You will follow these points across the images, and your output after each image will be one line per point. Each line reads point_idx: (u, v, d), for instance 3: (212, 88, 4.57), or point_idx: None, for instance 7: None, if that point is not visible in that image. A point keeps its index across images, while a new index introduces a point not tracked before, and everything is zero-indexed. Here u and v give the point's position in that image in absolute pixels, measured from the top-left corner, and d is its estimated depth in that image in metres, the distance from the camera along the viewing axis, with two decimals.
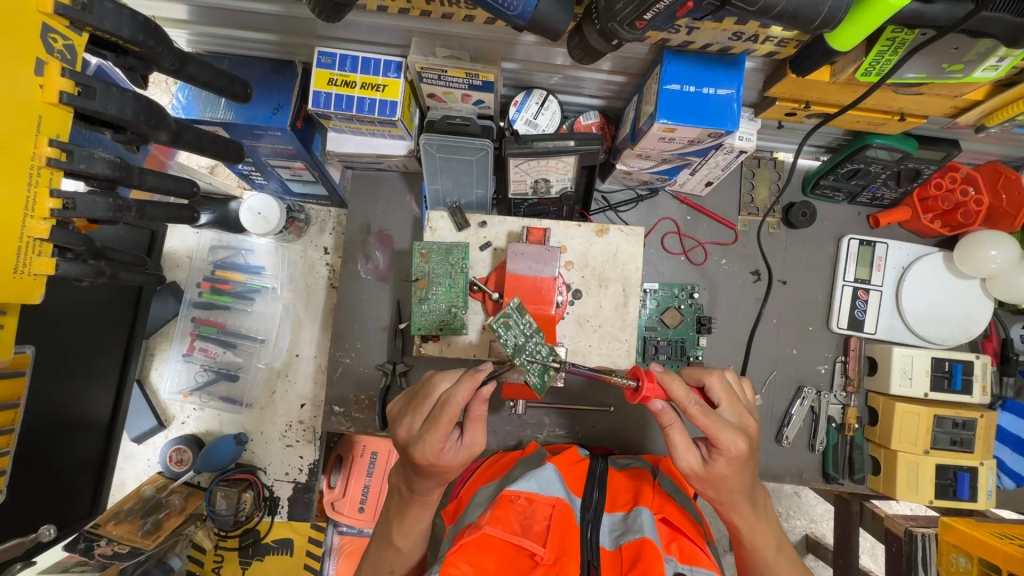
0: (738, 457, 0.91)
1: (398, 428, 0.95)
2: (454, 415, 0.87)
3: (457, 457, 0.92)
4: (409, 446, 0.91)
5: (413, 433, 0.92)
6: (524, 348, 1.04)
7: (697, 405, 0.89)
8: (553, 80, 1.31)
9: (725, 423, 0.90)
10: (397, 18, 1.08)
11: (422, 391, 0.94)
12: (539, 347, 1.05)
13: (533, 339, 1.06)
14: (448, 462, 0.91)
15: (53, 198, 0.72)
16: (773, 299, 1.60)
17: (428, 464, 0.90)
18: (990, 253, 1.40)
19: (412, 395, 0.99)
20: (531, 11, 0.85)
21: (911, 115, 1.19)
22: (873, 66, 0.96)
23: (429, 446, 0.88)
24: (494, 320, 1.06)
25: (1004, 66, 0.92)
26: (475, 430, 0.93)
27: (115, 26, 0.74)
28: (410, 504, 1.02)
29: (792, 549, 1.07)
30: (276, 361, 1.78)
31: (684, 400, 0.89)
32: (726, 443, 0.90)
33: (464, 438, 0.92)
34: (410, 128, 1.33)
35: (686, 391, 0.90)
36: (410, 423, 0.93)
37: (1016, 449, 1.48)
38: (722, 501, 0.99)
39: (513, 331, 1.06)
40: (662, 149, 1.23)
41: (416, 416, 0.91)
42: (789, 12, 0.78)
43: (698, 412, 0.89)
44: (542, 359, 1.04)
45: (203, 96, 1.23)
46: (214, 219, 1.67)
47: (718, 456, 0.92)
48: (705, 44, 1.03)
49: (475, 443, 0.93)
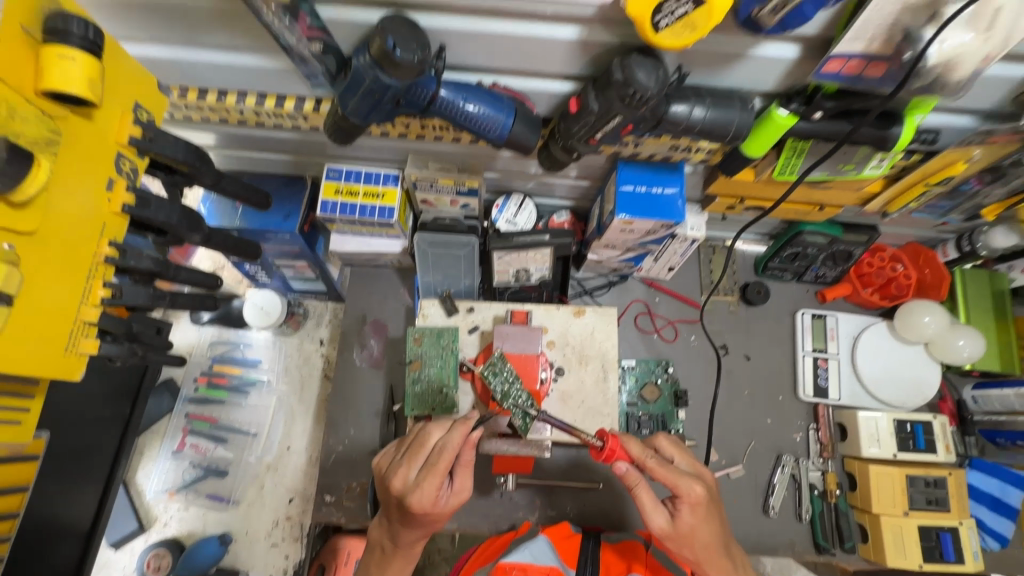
0: (699, 503, 0.96)
1: (390, 480, 1.00)
2: (449, 461, 0.95)
3: (449, 505, 0.98)
4: (405, 497, 0.96)
5: (409, 483, 0.97)
6: (509, 393, 1.27)
7: (653, 456, 0.98)
8: (528, 185, 1.53)
9: (680, 471, 0.97)
10: (397, 140, 1.31)
11: (415, 441, 1.01)
12: (520, 393, 1.27)
13: (514, 386, 1.29)
14: (440, 510, 0.97)
15: (105, 288, 0.84)
16: (741, 371, 1.72)
17: (424, 512, 0.95)
18: (924, 319, 1.58)
19: (403, 446, 1.05)
20: (506, 133, 1.06)
21: (829, 205, 1.41)
22: (786, 167, 1.18)
23: (426, 493, 0.93)
24: (484, 368, 1.30)
25: (885, 164, 1.13)
26: (465, 476, 1.00)
27: (173, 151, 0.92)
28: (391, 560, 1.08)
29: None
30: (266, 454, 1.79)
31: (642, 455, 0.99)
32: (686, 490, 0.95)
33: (455, 485, 0.99)
34: (405, 228, 1.51)
35: (641, 447, 1.00)
36: (405, 473, 0.99)
37: (992, 507, 1.54)
38: (700, 561, 0.99)
39: (500, 378, 1.30)
40: (625, 239, 1.42)
41: (412, 465, 0.98)
42: (708, 128, 1.00)
43: (655, 463, 0.98)
44: (521, 403, 1.25)
45: (223, 206, 1.41)
46: (218, 315, 1.84)
47: (682, 506, 0.97)
48: (650, 155, 1.26)
49: (464, 490, 1.01)
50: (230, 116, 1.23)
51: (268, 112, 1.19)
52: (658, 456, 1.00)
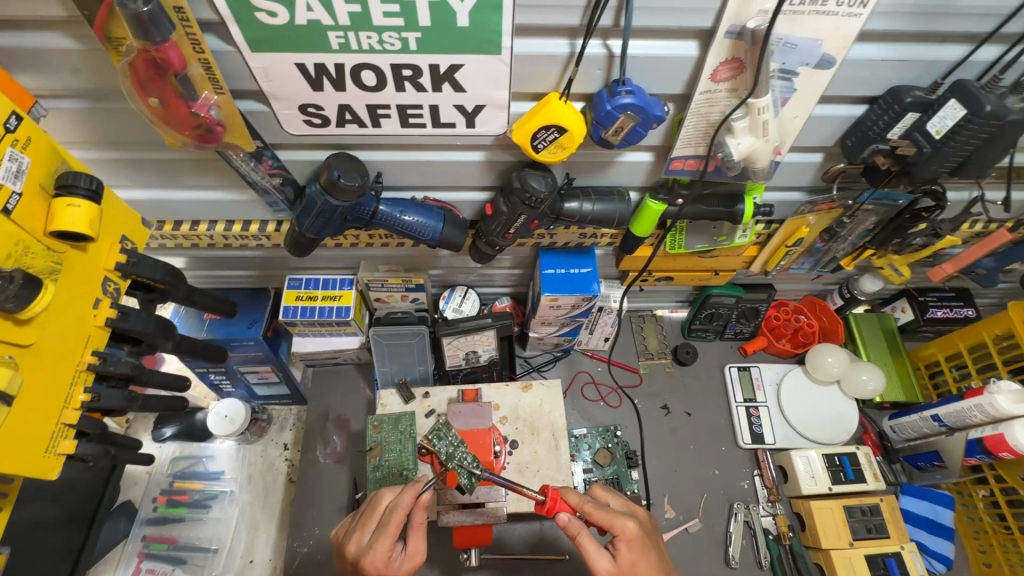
0: (636, 537, 1.02)
1: (347, 545, 1.07)
2: (399, 521, 1.03)
3: (402, 568, 1.04)
4: (359, 560, 1.04)
5: (362, 546, 1.05)
6: (454, 454, 1.26)
7: (589, 501, 1.07)
8: (470, 278, 1.75)
9: (613, 510, 1.05)
10: (349, 249, 1.52)
11: (370, 505, 1.10)
12: (466, 455, 1.27)
13: (460, 448, 1.29)
14: (393, 573, 1.03)
15: (86, 392, 0.96)
16: (685, 427, 1.85)
17: (377, 574, 1.02)
18: (828, 359, 1.80)
19: (360, 513, 1.13)
20: (438, 234, 1.29)
21: (722, 271, 1.68)
22: (674, 241, 1.46)
23: (377, 555, 1.01)
24: (429, 431, 1.28)
25: (749, 233, 1.41)
26: (418, 540, 1.06)
27: (152, 271, 1.10)
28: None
29: None
30: (228, 571, 1.73)
31: (580, 502, 1.08)
32: (620, 527, 1.02)
33: (407, 549, 1.05)
34: (362, 325, 1.67)
35: (577, 496, 1.09)
36: (359, 536, 1.07)
37: (930, 530, 1.64)
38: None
39: (445, 441, 1.28)
40: (556, 315, 1.62)
41: (365, 528, 1.06)
42: (598, 217, 1.25)
43: (592, 506, 1.06)
44: (467, 465, 1.25)
45: (191, 320, 1.55)
46: (179, 430, 1.90)
47: (621, 543, 1.02)
48: (565, 242, 1.51)
49: (418, 553, 1.06)
50: (201, 240, 1.42)
51: (236, 235, 1.39)
52: (594, 501, 1.08)
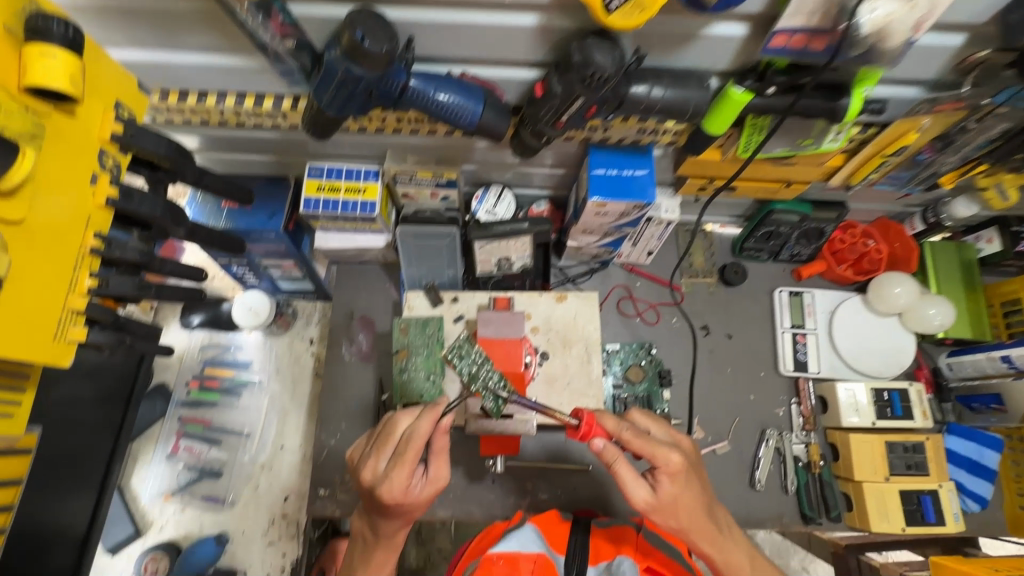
0: (678, 472, 1.00)
1: (362, 470, 1.06)
2: (418, 449, 1.01)
3: (423, 492, 1.05)
4: (375, 487, 1.03)
5: (378, 474, 1.04)
6: (477, 375, 1.30)
7: (628, 429, 1.01)
8: (506, 176, 1.57)
9: (657, 440, 1.00)
10: (374, 135, 1.35)
11: (384, 431, 1.07)
12: (491, 374, 1.30)
13: (484, 367, 1.32)
14: (414, 498, 1.05)
15: (92, 278, 0.88)
16: (723, 351, 1.76)
17: (395, 502, 1.03)
18: (894, 290, 1.63)
19: (374, 436, 1.11)
20: (477, 119, 1.11)
21: (795, 183, 1.47)
22: (748, 144, 1.24)
23: (396, 484, 1.01)
24: (451, 351, 1.34)
25: (841, 138, 1.19)
26: (438, 464, 1.06)
27: (155, 145, 0.96)
28: (375, 549, 1.17)
29: (766, 561, 1.15)
30: (260, 454, 1.81)
31: (617, 429, 1.01)
32: (665, 460, 0.99)
33: (430, 473, 1.06)
34: (388, 222, 1.55)
35: (615, 421, 1.02)
36: (374, 464, 1.05)
37: (971, 471, 1.58)
38: (684, 527, 1.04)
39: (468, 360, 1.34)
40: (601, 223, 1.46)
41: (380, 457, 1.04)
42: (667, 108, 1.05)
43: (632, 434, 1.00)
44: (492, 384, 1.28)
45: (208, 208, 1.45)
46: (205, 319, 1.86)
47: (662, 476, 1.00)
48: (620, 139, 1.30)
49: (439, 477, 1.07)
50: (211, 117, 1.26)
51: (247, 111, 1.22)
52: (633, 429, 1.02)
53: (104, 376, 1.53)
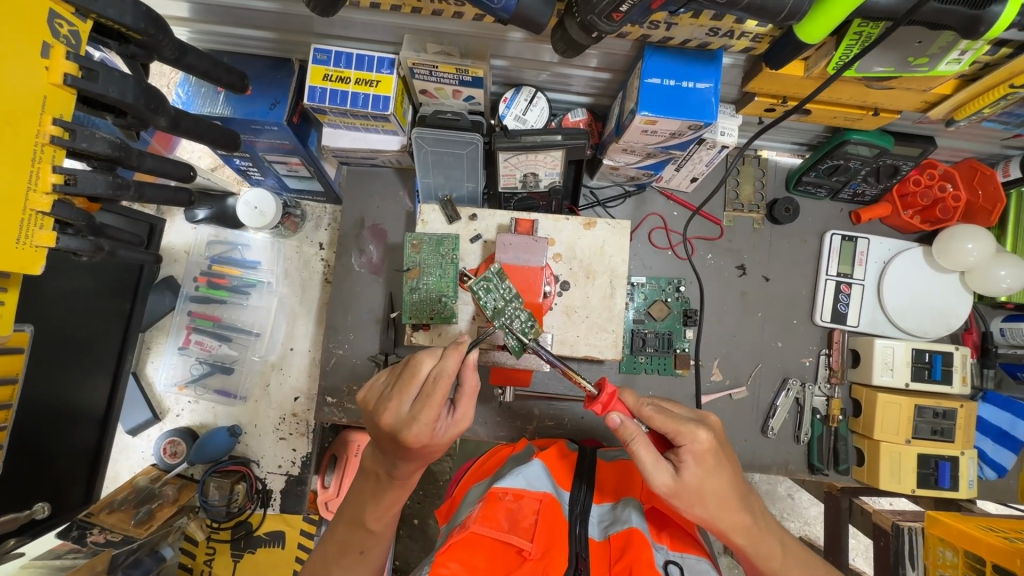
0: (705, 452, 0.96)
1: (381, 415, 1.01)
2: (445, 391, 0.97)
3: (449, 434, 1.03)
4: (398, 430, 0.99)
5: (401, 416, 0.99)
6: (503, 311, 1.17)
7: (648, 406, 1.01)
8: (541, 77, 1.34)
9: (681, 418, 0.98)
10: (390, 14, 1.12)
11: (405, 371, 1.01)
12: (518, 314, 1.17)
13: (513, 305, 1.18)
14: (438, 439, 1.02)
15: (55, 173, 0.81)
16: (755, 294, 1.63)
17: (421, 444, 0.99)
18: (966, 246, 1.44)
19: (393, 376, 1.06)
20: (513, 4, 0.90)
21: (884, 111, 1.24)
22: (843, 58, 1.00)
23: (425, 426, 0.97)
24: (476, 282, 1.17)
25: (967, 58, 0.97)
26: (465, 405, 1.05)
27: (119, 14, 0.80)
28: (386, 489, 1.11)
29: (797, 546, 1.09)
30: (270, 354, 1.81)
31: (637, 406, 1.03)
32: (690, 438, 0.96)
33: (456, 414, 1.04)
34: (403, 123, 1.36)
35: (634, 399, 1.04)
36: (396, 406, 1.00)
37: (997, 440, 1.55)
38: (712, 516, 0.98)
39: (493, 295, 1.19)
40: (645, 143, 1.27)
41: (403, 399, 0.99)
42: (757, 4, 0.82)
43: (651, 411, 1.00)
44: (517, 326, 1.17)
45: (202, 92, 1.28)
46: (212, 215, 1.70)
47: (688, 457, 0.96)
48: (685, 40, 1.08)
49: (463, 419, 1.05)
50: None
51: None
52: (655, 407, 1.02)
53: (102, 269, 1.42)
